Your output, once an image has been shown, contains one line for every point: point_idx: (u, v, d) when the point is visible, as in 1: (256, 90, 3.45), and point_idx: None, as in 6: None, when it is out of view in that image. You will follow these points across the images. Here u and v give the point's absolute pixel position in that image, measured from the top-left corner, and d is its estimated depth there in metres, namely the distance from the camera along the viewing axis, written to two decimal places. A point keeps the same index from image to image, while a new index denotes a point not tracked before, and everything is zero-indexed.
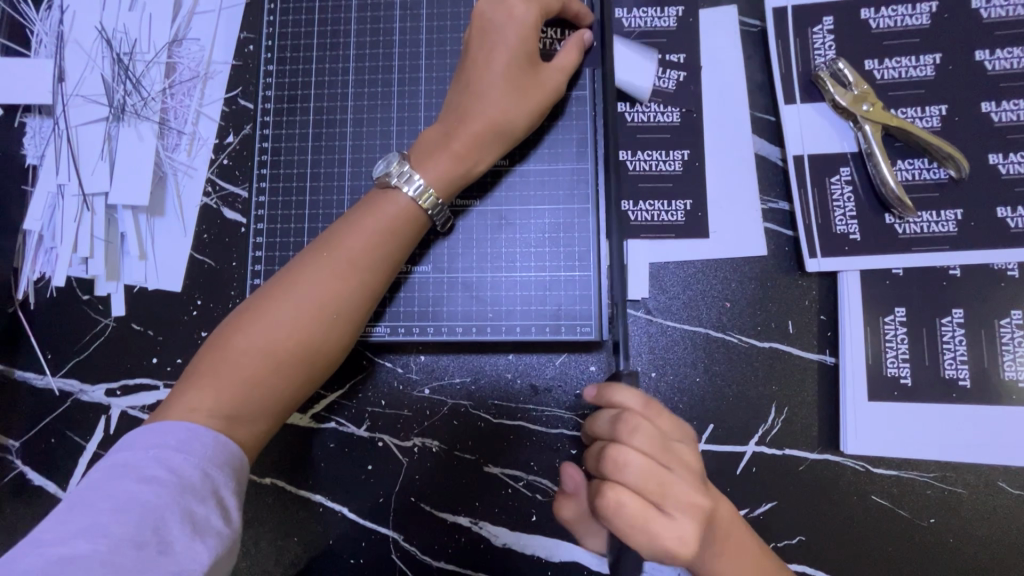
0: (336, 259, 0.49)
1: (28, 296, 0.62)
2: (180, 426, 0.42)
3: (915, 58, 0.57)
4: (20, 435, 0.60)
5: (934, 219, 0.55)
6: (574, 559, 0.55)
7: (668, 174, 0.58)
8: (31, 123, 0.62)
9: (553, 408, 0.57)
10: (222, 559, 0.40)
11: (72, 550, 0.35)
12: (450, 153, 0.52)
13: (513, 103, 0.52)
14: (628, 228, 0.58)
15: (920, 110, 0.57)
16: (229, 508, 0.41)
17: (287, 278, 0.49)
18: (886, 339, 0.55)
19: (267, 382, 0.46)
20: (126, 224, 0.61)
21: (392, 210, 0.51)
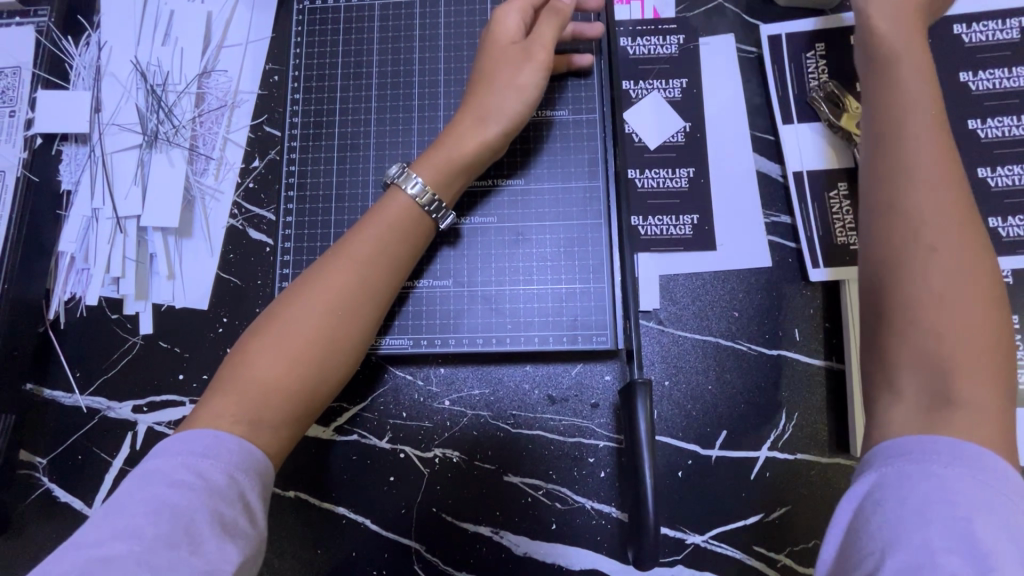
0: (345, 261, 0.51)
1: (59, 316, 0.64)
2: (206, 433, 0.44)
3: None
4: (48, 452, 0.61)
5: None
6: (594, 566, 0.56)
7: (675, 191, 0.61)
8: (68, 151, 0.66)
9: (571, 417, 0.58)
10: (249, 560, 0.41)
11: (110, 551, 0.37)
12: (444, 148, 0.55)
13: (501, 95, 0.55)
14: (639, 242, 0.61)
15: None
16: (256, 510, 0.43)
17: (299, 283, 0.51)
18: None
19: (286, 386, 0.47)
20: (156, 245, 0.64)
21: (395, 209, 0.53)
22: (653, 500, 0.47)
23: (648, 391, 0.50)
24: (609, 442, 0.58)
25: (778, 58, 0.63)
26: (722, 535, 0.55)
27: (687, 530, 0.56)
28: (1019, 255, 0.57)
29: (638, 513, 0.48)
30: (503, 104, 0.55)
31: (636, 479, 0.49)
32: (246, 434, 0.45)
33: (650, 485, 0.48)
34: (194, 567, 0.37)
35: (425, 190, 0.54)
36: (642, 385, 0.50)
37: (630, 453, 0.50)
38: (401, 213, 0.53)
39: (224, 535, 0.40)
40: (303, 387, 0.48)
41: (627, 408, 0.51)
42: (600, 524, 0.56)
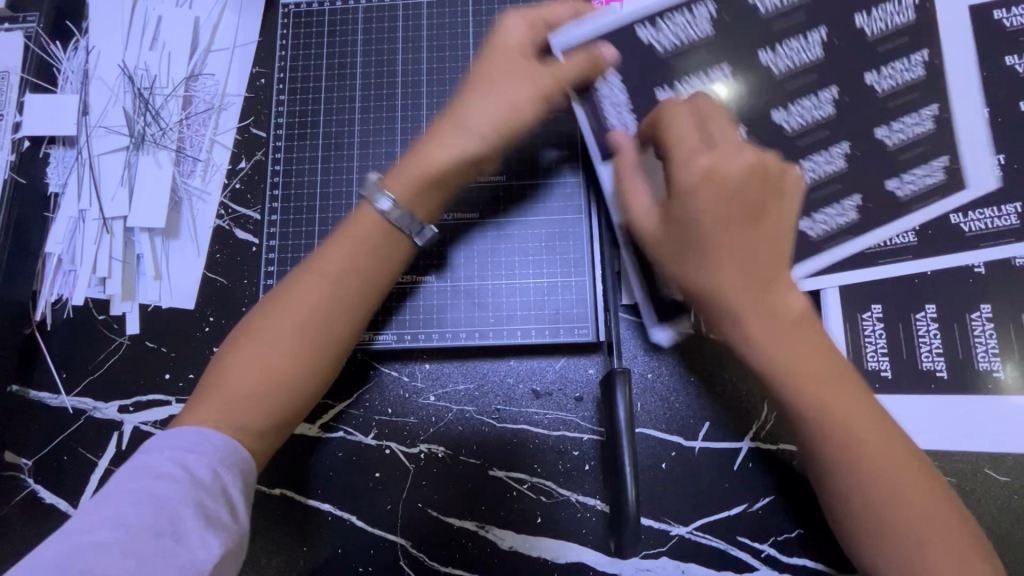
0: (321, 277, 0.50)
1: (45, 317, 0.64)
2: (191, 430, 0.44)
3: (708, 68, 0.59)
4: (33, 453, 0.62)
5: (836, 210, 0.58)
6: (580, 559, 0.56)
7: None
8: (54, 153, 0.66)
9: (556, 410, 0.59)
10: (232, 554, 0.41)
11: (98, 538, 0.38)
12: (418, 161, 0.52)
13: (487, 108, 0.52)
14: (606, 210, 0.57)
15: (816, 98, 0.59)
16: (239, 506, 0.42)
17: (274, 295, 0.50)
18: (864, 334, 0.58)
19: (267, 397, 0.47)
20: (143, 246, 0.64)
21: (366, 222, 0.51)
22: (632, 489, 0.48)
23: (626, 380, 0.50)
24: (593, 436, 0.58)
25: None
26: (705, 527, 0.56)
27: (671, 522, 0.56)
28: (983, 247, 0.57)
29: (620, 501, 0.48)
30: (479, 118, 0.52)
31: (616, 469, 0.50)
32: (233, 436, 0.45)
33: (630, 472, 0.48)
34: (178, 556, 0.38)
35: (397, 205, 0.51)
36: (620, 375, 0.51)
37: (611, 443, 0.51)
38: (368, 236, 0.51)
39: (209, 525, 0.40)
40: (283, 393, 0.48)
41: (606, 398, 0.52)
42: (585, 517, 0.57)
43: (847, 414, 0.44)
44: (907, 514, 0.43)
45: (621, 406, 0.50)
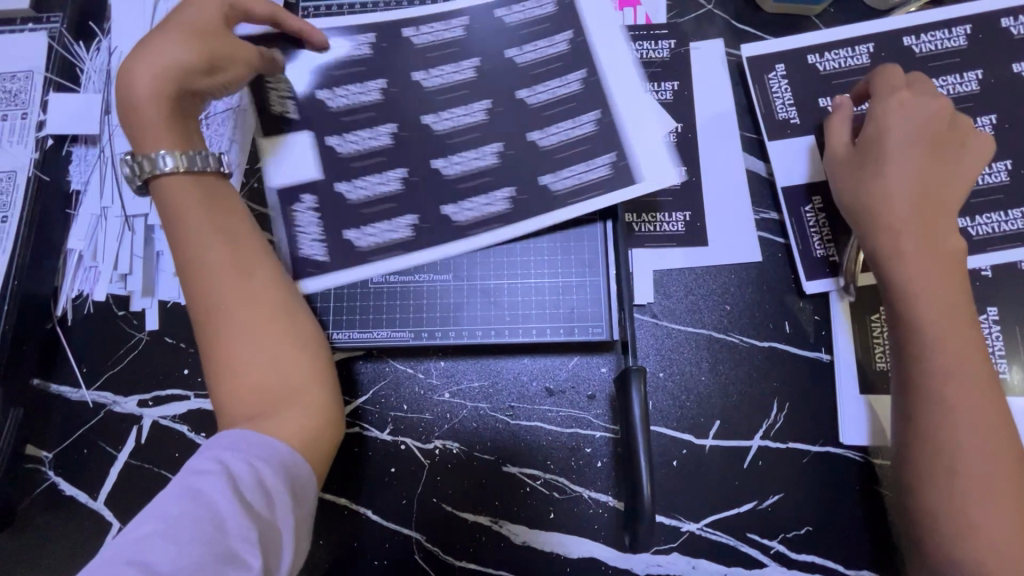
0: (223, 241, 0.49)
1: (66, 312, 0.65)
2: (241, 433, 0.43)
3: (361, 84, 0.62)
4: (54, 446, 0.63)
5: (586, 167, 0.58)
6: (592, 555, 0.57)
7: (390, 194, 0.59)
8: (77, 152, 0.67)
9: (569, 408, 0.60)
10: (275, 544, 0.41)
11: (142, 531, 0.39)
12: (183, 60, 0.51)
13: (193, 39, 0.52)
14: (348, 208, 0.59)
15: (465, 107, 0.60)
16: (277, 500, 0.41)
17: (188, 292, 0.48)
18: (981, 338, 0.57)
19: (276, 339, 0.48)
20: (163, 244, 0.65)
21: (184, 188, 0.50)
22: (648, 484, 0.49)
23: (642, 378, 0.51)
24: (605, 433, 0.59)
25: (761, 65, 0.65)
26: (716, 523, 0.57)
27: (682, 518, 0.57)
28: (990, 251, 0.58)
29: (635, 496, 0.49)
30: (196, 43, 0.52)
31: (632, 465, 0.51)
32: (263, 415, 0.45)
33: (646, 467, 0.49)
34: (219, 544, 0.38)
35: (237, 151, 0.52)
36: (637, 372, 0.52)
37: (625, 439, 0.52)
38: (229, 210, 0.51)
39: (247, 513, 0.40)
40: (283, 348, 0.48)
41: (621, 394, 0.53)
42: (597, 513, 0.58)
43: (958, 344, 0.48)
44: (974, 465, 0.46)
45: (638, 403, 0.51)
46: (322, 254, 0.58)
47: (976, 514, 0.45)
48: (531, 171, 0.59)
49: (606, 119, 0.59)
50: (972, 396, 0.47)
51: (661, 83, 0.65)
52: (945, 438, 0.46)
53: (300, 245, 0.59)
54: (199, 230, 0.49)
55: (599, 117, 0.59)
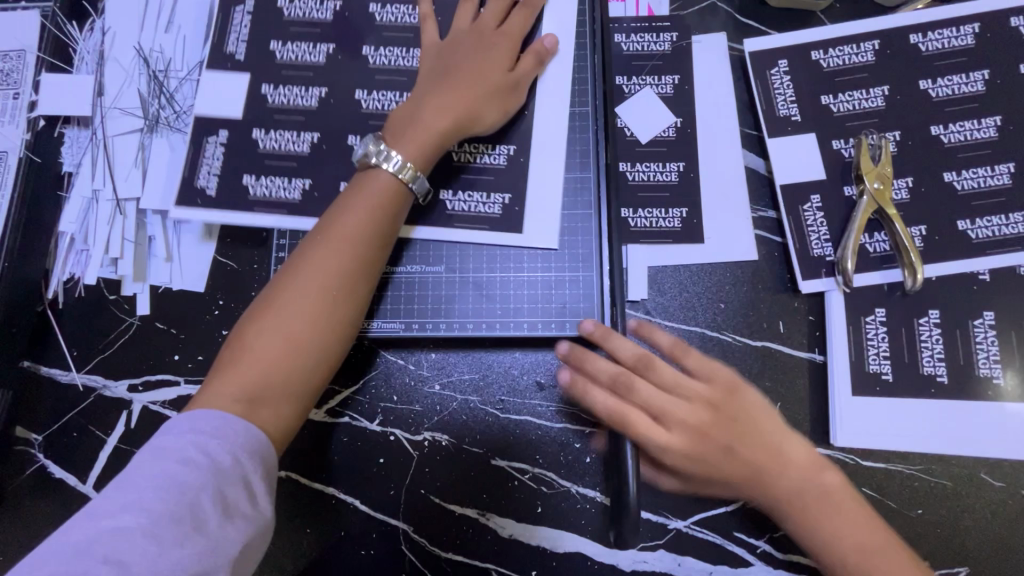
0: (334, 243, 0.51)
1: (57, 296, 0.65)
2: (215, 414, 0.44)
3: (303, 88, 0.63)
4: (44, 429, 0.63)
5: (483, 200, 0.61)
6: (578, 549, 0.57)
7: (295, 153, 0.62)
8: (70, 133, 0.67)
9: (559, 403, 0.60)
10: (254, 541, 0.44)
11: (120, 522, 0.39)
12: (406, 117, 0.56)
13: (471, 80, 0.57)
14: (254, 154, 0.62)
15: (399, 94, 0.62)
16: (258, 494, 0.44)
17: (293, 260, 0.51)
18: (921, 339, 0.57)
19: (293, 365, 0.48)
20: (155, 228, 0.65)
21: (376, 187, 0.53)
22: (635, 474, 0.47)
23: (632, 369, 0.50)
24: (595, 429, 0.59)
25: (764, 60, 0.63)
26: (703, 521, 0.57)
27: (669, 515, 0.57)
28: (989, 255, 0.58)
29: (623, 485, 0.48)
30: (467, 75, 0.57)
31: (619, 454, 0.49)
32: (245, 413, 0.45)
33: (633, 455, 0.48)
34: (200, 543, 0.40)
35: (405, 165, 0.54)
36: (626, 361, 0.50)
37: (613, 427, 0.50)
38: (362, 205, 0.52)
39: (227, 516, 0.41)
40: (296, 363, 0.48)
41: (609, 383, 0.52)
42: (584, 508, 0.58)
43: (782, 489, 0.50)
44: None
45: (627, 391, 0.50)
46: (212, 188, 0.62)
47: None
48: (437, 182, 0.61)
49: (519, 159, 0.61)
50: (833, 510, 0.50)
51: (661, 76, 0.64)
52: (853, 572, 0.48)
53: (196, 175, 0.62)
54: (349, 226, 0.51)
55: (513, 153, 0.61)
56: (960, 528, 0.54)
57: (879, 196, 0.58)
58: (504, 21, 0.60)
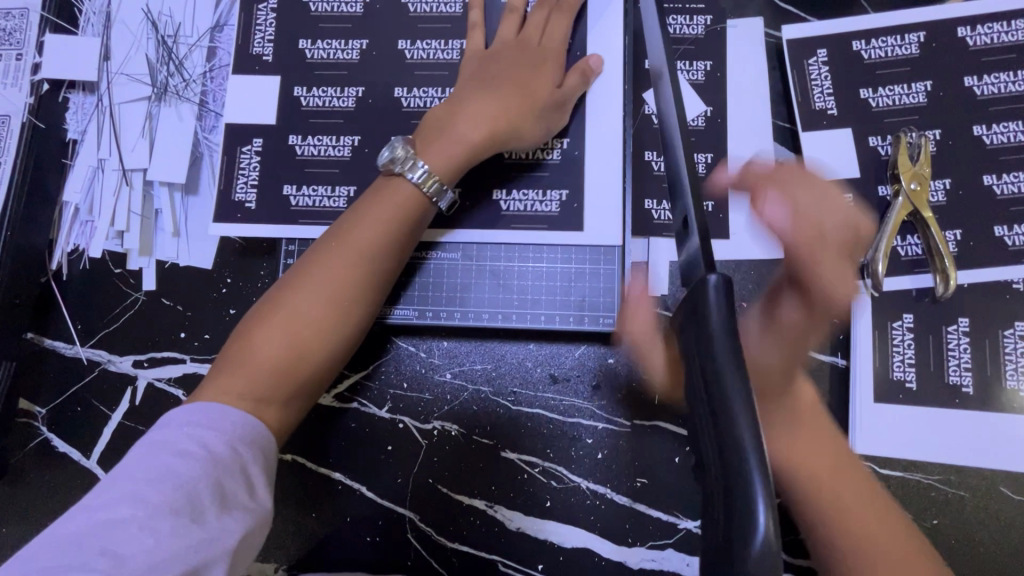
0: (346, 247, 0.50)
1: (61, 267, 0.63)
2: (212, 406, 0.44)
3: (339, 89, 0.61)
4: (47, 402, 0.62)
5: (539, 198, 0.58)
6: (586, 545, 0.56)
7: (336, 159, 0.61)
8: (74, 99, 0.64)
9: (573, 397, 0.58)
10: (253, 532, 0.42)
11: (117, 514, 0.38)
12: (445, 127, 0.53)
13: (513, 87, 0.54)
14: (294, 162, 0.61)
15: (426, 93, 0.61)
16: (256, 483, 0.43)
17: (306, 263, 0.50)
18: (948, 348, 0.56)
19: (297, 365, 0.47)
20: (162, 200, 0.62)
21: (399, 197, 0.51)
22: (770, 507, 0.24)
23: (726, 292, 0.29)
24: (607, 425, 0.58)
25: (802, 49, 0.60)
26: None
27: (680, 515, 0.56)
28: None
29: (745, 536, 0.24)
30: (508, 84, 0.54)
31: (739, 473, 0.25)
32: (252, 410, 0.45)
33: (757, 465, 0.25)
34: (195, 536, 0.38)
35: (428, 175, 0.51)
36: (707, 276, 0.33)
37: (712, 412, 0.27)
38: (377, 211, 0.51)
39: (224, 508, 0.40)
40: (300, 363, 0.47)
41: (694, 323, 0.30)
42: (593, 505, 0.57)
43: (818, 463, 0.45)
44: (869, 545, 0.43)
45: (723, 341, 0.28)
46: (252, 202, 0.60)
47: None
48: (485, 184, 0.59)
49: (575, 152, 0.58)
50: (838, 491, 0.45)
51: (692, 61, 0.61)
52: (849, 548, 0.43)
53: (233, 188, 0.60)
54: (363, 232, 0.50)
55: (568, 147, 0.58)
56: (974, 540, 0.54)
57: (915, 198, 0.56)
58: (544, 32, 0.57)
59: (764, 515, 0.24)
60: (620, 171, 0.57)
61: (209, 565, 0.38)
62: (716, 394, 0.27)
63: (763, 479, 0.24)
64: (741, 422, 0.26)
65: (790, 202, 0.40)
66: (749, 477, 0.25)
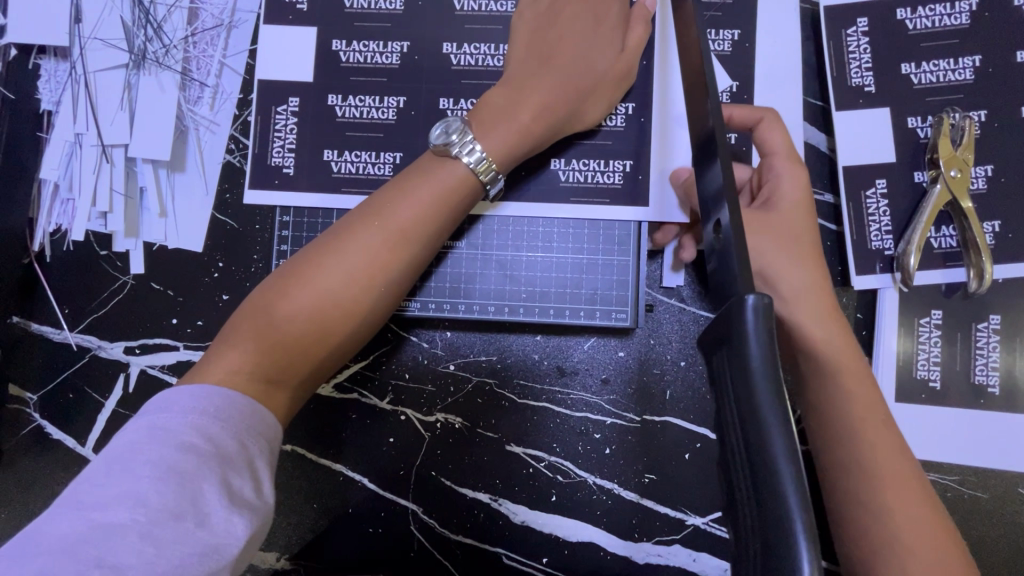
0: (387, 229, 0.44)
1: (44, 248, 0.60)
2: (219, 391, 0.38)
3: (381, 43, 0.57)
4: (38, 388, 0.60)
5: (601, 168, 0.55)
6: (592, 540, 0.56)
7: (380, 122, 0.57)
8: (46, 66, 0.59)
9: (580, 391, 0.56)
10: (257, 533, 0.36)
11: (97, 518, 0.32)
12: (508, 110, 0.47)
13: (581, 57, 0.49)
14: (334, 124, 0.57)
15: (430, 67, 0.57)
16: (263, 478, 0.37)
17: (334, 238, 0.44)
18: (976, 346, 0.53)
19: (313, 352, 0.42)
20: (146, 179, 0.58)
21: (448, 179, 0.46)
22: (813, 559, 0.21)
23: (768, 316, 0.26)
24: (615, 420, 0.56)
25: (841, 17, 0.55)
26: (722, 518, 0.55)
27: (688, 512, 0.55)
28: None
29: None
30: (572, 53, 0.49)
31: (774, 507, 0.23)
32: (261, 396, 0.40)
33: (799, 518, 0.22)
34: (200, 541, 0.33)
35: (485, 160, 0.46)
36: (749, 290, 0.28)
37: (747, 437, 0.25)
38: (422, 191, 0.45)
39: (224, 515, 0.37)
40: (317, 348, 0.42)
41: (727, 348, 0.27)
42: (600, 500, 0.56)
43: (880, 439, 0.43)
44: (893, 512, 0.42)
45: (762, 374, 0.25)
46: (290, 166, 0.57)
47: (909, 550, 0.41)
48: (542, 153, 0.55)
49: (640, 118, 0.54)
50: (876, 445, 0.43)
51: (719, 29, 0.55)
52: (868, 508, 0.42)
53: (269, 152, 0.57)
54: (405, 215, 0.45)
55: (632, 112, 0.54)
56: (987, 542, 0.53)
57: (955, 185, 0.52)
58: None
59: (807, 564, 0.21)
60: (637, 155, 0.55)
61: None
62: (754, 435, 0.24)
63: (806, 535, 0.22)
64: (783, 470, 0.23)
65: (790, 190, 0.47)
66: (790, 533, 0.22)
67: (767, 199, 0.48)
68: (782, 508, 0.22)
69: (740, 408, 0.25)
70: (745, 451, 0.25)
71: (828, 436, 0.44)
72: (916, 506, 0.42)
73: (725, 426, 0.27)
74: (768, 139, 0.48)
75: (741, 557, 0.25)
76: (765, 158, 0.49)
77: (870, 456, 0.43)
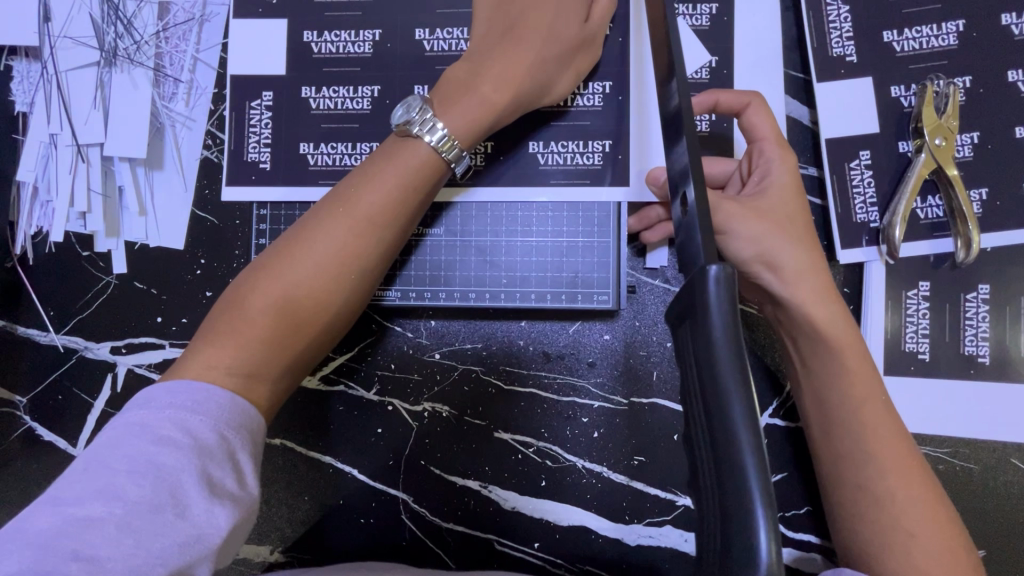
0: (353, 215, 0.44)
1: (26, 251, 0.60)
2: (199, 385, 0.37)
3: (354, 32, 0.56)
4: (27, 391, 0.60)
5: (579, 149, 0.54)
6: (582, 523, 0.56)
7: (356, 112, 0.56)
8: (18, 67, 0.59)
9: (566, 375, 0.56)
10: (241, 524, 0.35)
11: (69, 514, 0.31)
12: (473, 87, 0.47)
13: (544, 27, 0.48)
14: (308, 116, 0.57)
15: (403, 54, 0.56)
16: (245, 470, 0.36)
17: (303, 228, 0.44)
18: (965, 317, 0.52)
19: (293, 342, 0.42)
20: (124, 178, 0.58)
21: (410, 161, 0.45)
22: (771, 529, 0.21)
23: (730, 286, 0.25)
24: (602, 403, 0.55)
25: None
26: None
27: (678, 492, 0.55)
28: None
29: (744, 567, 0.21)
30: (535, 23, 0.48)
31: (734, 479, 0.22)
32: (241, 389, 0.39)
33: (756, 487, 0.22)
34: (179, 533, 0.32)
35: (448, 138, 0.45)
36: (712, 260, 0.27)
37: (709, 410, 0.24)
38: (386, 174, 0.45)
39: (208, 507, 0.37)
40: (296, 338, 0.42)
41: (691, 322, 0.26)
42: (590, 483, 0.55)
43: (873, 408, 0.43)
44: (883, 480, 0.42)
45: (723, 345, 0.24)
46: (266, 161, 0.57)
47: (902, 516, 0.41)
48: (519, 136, 0.54)
49: (617, 97, 0.54)
50: (868, 416, 0.43)
51: (696, 4, 0.54)
52: (859, 477, 0.43)
53: (244, 147, 0.57)
54: (371, 200, 0.44)
55: (609, 91, 0.54)
56: (979, 513, 0.52)
57: (939, 154, 0.51)
58: None
59: (765, 535, 0.21)
60: (615, 134, 0.54)
61: (197, 565, 0.33)
62: (716, 408, 0.24)
63: (764, 503, 0.21)
64: (743, 440, 0.22)
65: (784, 172, 0.46)
66: (748, 502, 0.22)
67: (759, 182, 0.46)
68: (742, 481, 0.22)
69: (703, 381, 0.25)
70: (708, 423, 0.24)
71: (824, 406, 0.45)
72: (909, 474, 0.43)
73: (689, 399, 0.26)
74: (758, 123, 0.47)
75: (705, 530, 0.25)
76: (754, 144, 0.47)
77: (862, 426, 0.43)
